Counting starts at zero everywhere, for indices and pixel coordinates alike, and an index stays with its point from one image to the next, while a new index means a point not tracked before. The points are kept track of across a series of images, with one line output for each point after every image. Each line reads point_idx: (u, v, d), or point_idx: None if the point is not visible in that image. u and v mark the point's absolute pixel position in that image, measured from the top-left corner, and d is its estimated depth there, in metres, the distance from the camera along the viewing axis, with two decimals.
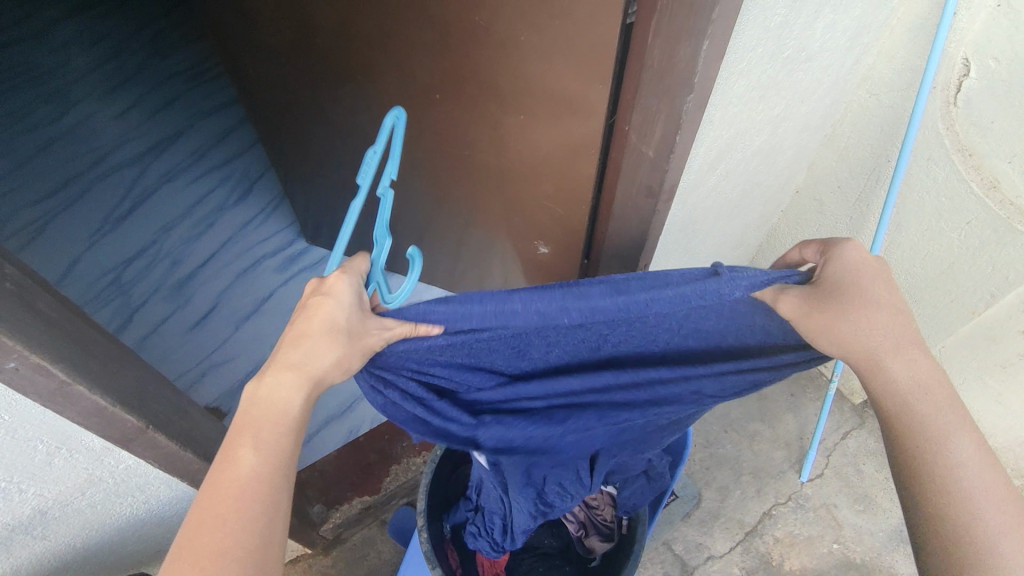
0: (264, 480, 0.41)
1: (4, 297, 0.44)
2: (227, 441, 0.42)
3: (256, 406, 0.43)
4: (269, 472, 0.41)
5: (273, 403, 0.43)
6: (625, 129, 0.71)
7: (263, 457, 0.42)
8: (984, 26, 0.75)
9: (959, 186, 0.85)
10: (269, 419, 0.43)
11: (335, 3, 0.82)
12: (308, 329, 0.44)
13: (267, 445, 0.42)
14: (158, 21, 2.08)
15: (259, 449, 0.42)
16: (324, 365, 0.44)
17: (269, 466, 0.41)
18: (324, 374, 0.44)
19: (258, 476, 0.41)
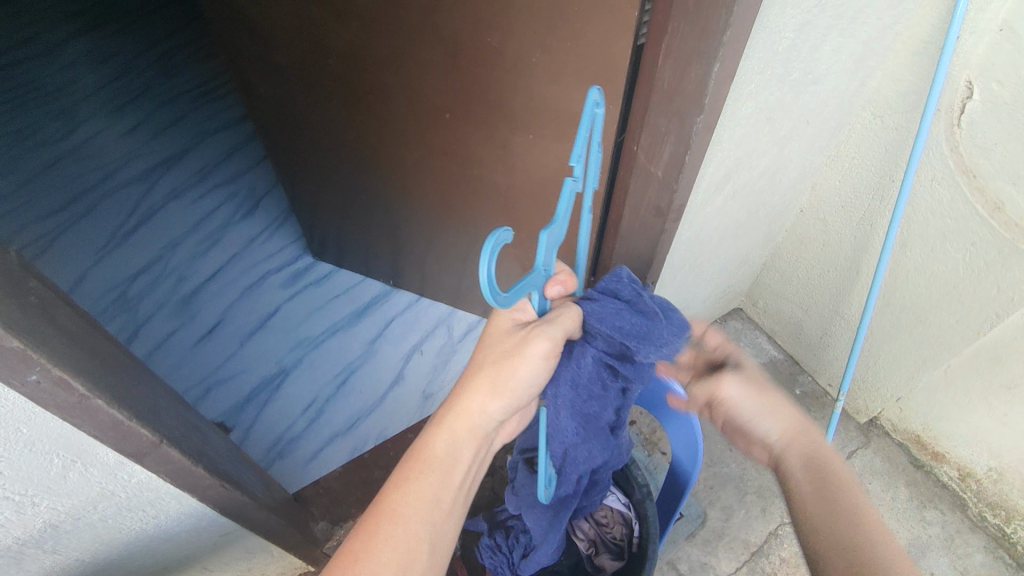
0: (403, 525, 0.50)
1: (27, 311, 0.44)
2: (387, 486, 0.53)
3: (411, 454, 0.55)
4: (407, 518, 0.51)
5: (421, 451, 0.54)
6: (634, 149, 0.73)
7: (405, 502, 0.51)
8: (988, 50, 0.76)
9: (964, 207, 0.86)
10: (420, 465, 0.53)
11: (348, 26, 0.83)
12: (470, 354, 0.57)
13: (419, 491, 0.52)
14: (167, 38, 2.10)
15: (404, 494, 0.52)
16: (468, 393, 0.55)
17: (408, 510, 0.51)
18: (464, 403, 0.55)
19: (398, 521, 0.50)
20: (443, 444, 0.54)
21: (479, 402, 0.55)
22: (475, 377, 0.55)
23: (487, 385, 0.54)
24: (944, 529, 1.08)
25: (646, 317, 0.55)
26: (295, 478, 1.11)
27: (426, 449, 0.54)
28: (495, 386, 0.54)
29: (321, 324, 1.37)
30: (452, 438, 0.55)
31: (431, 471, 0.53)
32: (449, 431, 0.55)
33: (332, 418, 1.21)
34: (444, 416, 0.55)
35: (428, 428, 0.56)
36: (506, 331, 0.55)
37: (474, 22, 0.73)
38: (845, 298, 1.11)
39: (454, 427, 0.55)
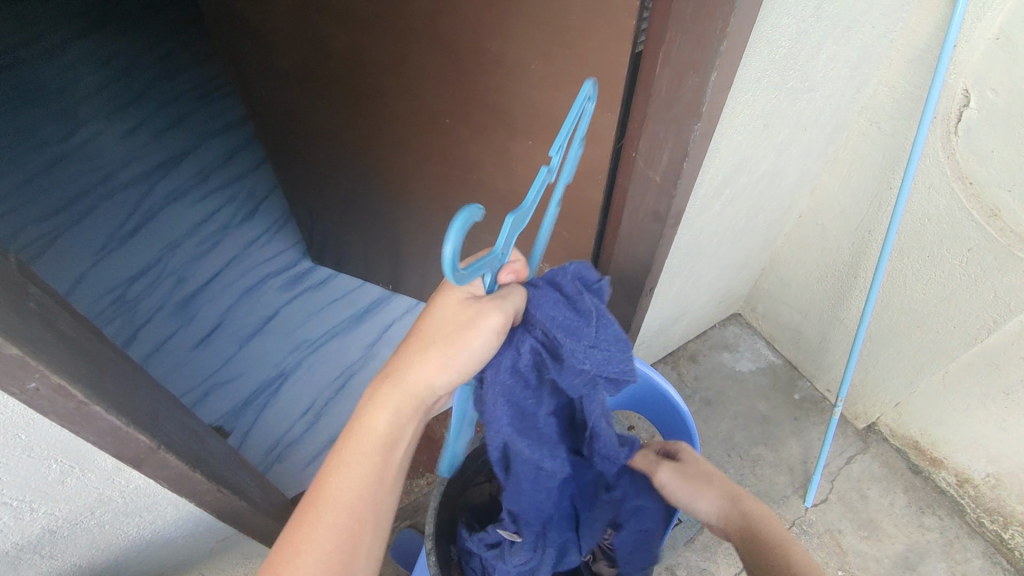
0: (344, 508, 0.50)
1: (26, 317, 0.44)
2: (326, 466, 0.52)
3: (351, 431, 0.53)
4: (348, 502, 0.51)
5: (363, 429, 0.53)
6: (632, 155, 0.73)
7: (346, 484, 0.51)
8: (983, 58, 0.76)
9: (960, 214, 0.86)
10: (361, 445, 0.52)
11: (349, 31, 0.83)
12: (419, 327, 0.54)
13: (357, 472, 0.52)
14: (167, 41, 2.11)
15: (345, 476, 0.51)
16: (415, 368, 0.53)
17: (350, 492, 0.51)
18: (410, 377, 0.53)
19: (339, 505, 0.50)
20: (386, 422, 0.53)
21: (428, 377, 0.53)
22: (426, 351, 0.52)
23: (437, 361, 0.52)
24: (943, 535, 1.08)
25: (580, 314, 0.55)
26: (292, 483, 1.11)
27: (368, 428, 0.53)
28: (447, 363, 0.52)
29: (320, 327, 1.37)
30: (395, 415, 0.53)
31: (371, 452, 0.52)
32: (392, 407, 0.53)
33: (330, 422, 1.21)
34: (389, 393, 0.53)
35: (367, 404, 0.53)
36: (458, 305, 0.52)
37: (472, 29, 0.74)
38: (843, 303, 1.11)
39: (399, 402, 0.53)
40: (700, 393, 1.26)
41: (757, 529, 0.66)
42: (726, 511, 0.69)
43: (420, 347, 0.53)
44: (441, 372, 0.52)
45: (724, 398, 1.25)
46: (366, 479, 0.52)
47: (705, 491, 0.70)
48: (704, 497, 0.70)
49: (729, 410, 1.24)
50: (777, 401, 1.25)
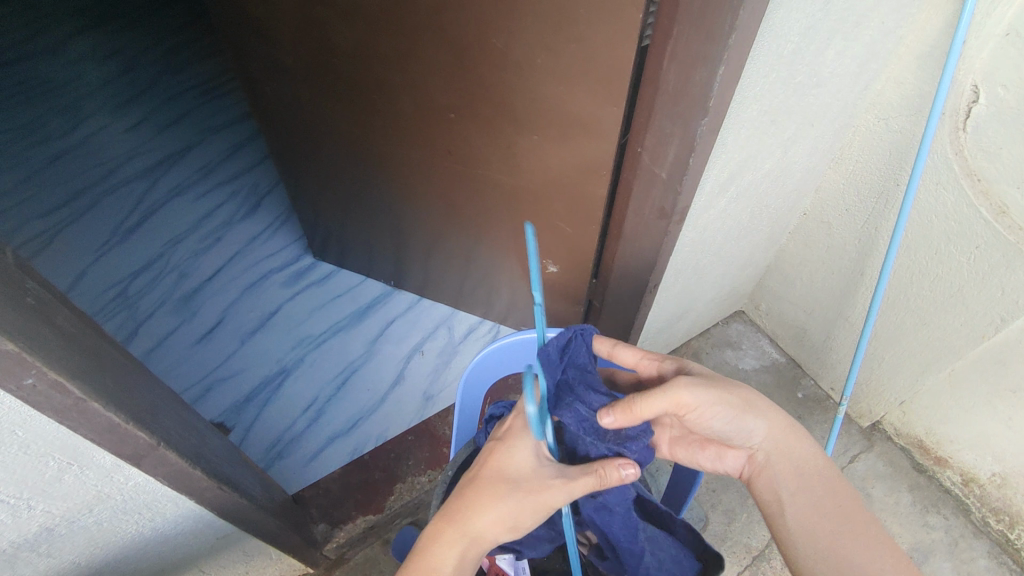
0: None
1: (25, 313, 0.44)
2: None
3: (415, 562, 0.53)
4: None
5: (426, 565, 0.53)
6: (638, 150, 0.72)
7: None
8: (992, 54, 0.76)
9: (968, 210, 0.85)
10: None
11: (352, 25, 0.82)
12: (486, 472, 0.57)
13: None
14: (171, 36, 2.10)
15: None
16: (484, 517, 0.54)
17: None
18: (478, 527, 0.54)
19: None
20: (450, 568, 0.53)
21: (494, 531, 0.54)
22: (503, 501, 0.54)
23: (511, 516, 0.54)
24: (947, 534, 1.08)
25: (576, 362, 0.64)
26: (293, 479, 1.11)
27: (433, 568, 0.53)
28: (516, 520, 0.54)
29: (322, 323, 1.36)
30: (458, 562, 0.54)
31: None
32: (457, 554, 0.54)
33: (332, 419, 1.20)
34: (455, 535, 0.54)
35: (435, 540, 0.54)
36: (528, 471, 0.56)
37: (476, 23, 0.73)
38: (848, 301, 1.10)
39: (463, 549, 0.54)
40: None
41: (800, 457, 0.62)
42: (770, 434, 0.63)
43: (495, 495, 0.55)
44: (506, 530, 0.55)
45: None
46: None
47: (748, 414, 0.61)
48: (745, 418, 0.62)
49: None
50: (781, 400, 1.24)
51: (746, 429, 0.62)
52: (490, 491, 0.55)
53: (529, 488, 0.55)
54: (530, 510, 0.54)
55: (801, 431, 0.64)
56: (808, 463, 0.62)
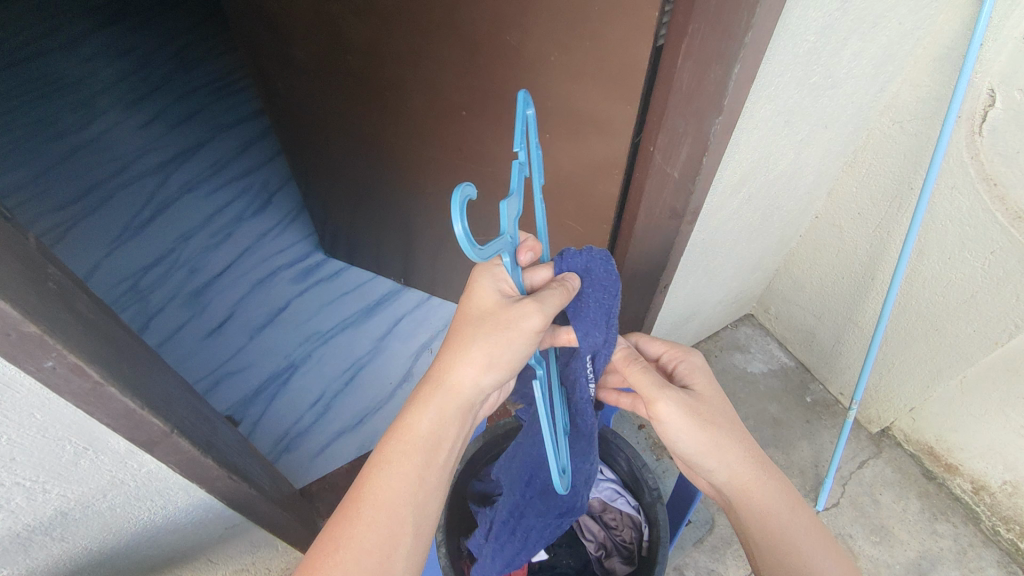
0: (385, 510, 0.51)
1: (45, 296, 0.44)
2: (364, 471, 0.53)
3: (392, 432, 0.54)
4: (389, 504, 0.51)
5: (404, 430, 0.54)
6: (649, 150, 0.72)
7: (386, 486, 0.52)
8: (1012, 58, 0.75)
9: (983, 215, 0.85)
10: (402, 444, 0.53)
11: (367, 20, 0.83)
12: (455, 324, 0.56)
13: (397, 473, 0.52)
14: (184, 34, 2.11)
15: (386, 477, 0.52)
16: (452, 367, 0.54)
17: (391, 495, 0.51)
18: (451, 378, 0.54)
19: (381, 507, 0.51)
20: (428, 425, 0.54)
21: (471, 378, 0.54)
22: (470, 349, 0.53)
23: (483, 357, 0.53)
24: (957, 542, 1.06)
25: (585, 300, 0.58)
26: (301, 472, 1.11)
27: (411, 428, 0.54)
28: (492, 358, 0.53)
29: (330, 320, 1.37)
30: (438, 417, 0.54)
31: (414, 449, 0.53)
32: (435, 410, 0.54)
33: (341, 414, 1.21)
34: (429, 395, 0.55)
35: (410, 408, 0.55)
36: (491, 307, 0.53)
37: (492, 20, 0.73)
38: (860, 306, 1.10)
39: (440, 404, 0.54)
40: None
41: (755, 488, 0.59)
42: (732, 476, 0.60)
43: (458, 346, 0.54)
44: (484, 371, 0.53)
45: (736, 400, 1.24)
46: (409, 478, 0.52)
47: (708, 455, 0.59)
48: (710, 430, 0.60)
49: (739, 412, 1.22)
50: (789, 404, 1.24)
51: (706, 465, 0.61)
52: (458, 339, 0.54)
53: (495, 319, 0.52)
54: (491, 339, 0.52)
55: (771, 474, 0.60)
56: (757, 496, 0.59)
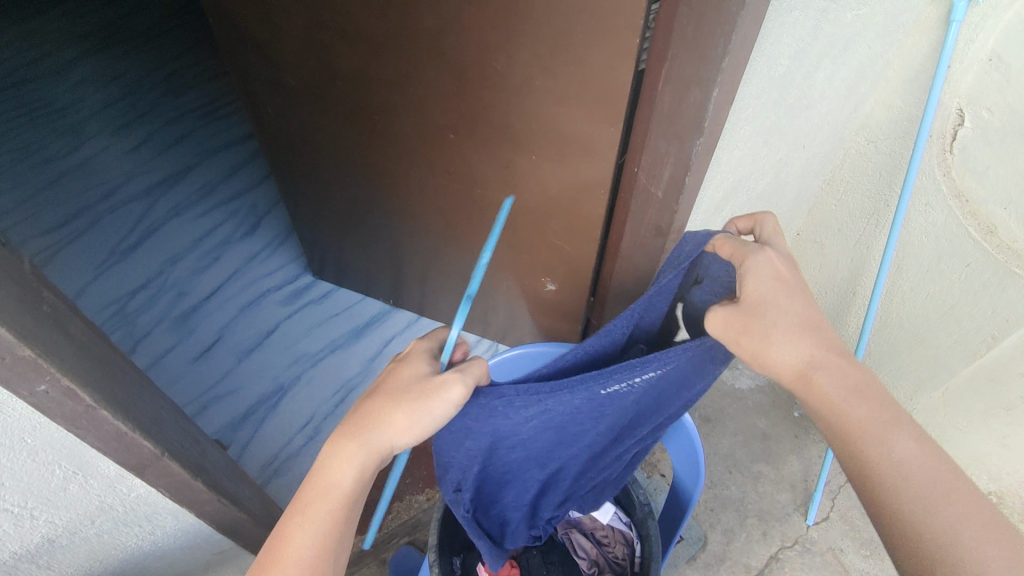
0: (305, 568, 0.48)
1: (38, 318, 0.45)
2: (287, 522, 0.50)
3: (316, 481, 0.50)
4: (309, 560, 0.49)
5: (327, 484, 0.49)
6: (635, 169, 0.75)
7: (307, 545, 0.49)
8: (976, 79, 0.79)
9: (958, 231, 0.87)
10: (325, 503, 0.49)
11: (357, 47, 0.85)
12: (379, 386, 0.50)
13: (318, 531, 0.49)
14: (172, 60, 2.13)
15: (306, 535, 0.49)
16: (381, 428, 0.48)
17: (311, 553, 0.49)
18: (376, 438, 0.48)
19: (300, 566, 0.48)
20: (350, 481, 0.49)
21: (392, 438, 0.49)
22: (392, 413, 0.48)
23: (405, 422, 0.48)
24: None
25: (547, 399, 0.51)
26: (290, 498, 1.10)
27: (331, 485, 0.49)
28: (412, 425, 0.48)
29: (320, 342, 1.36)
30: (361, 472, 0.49)
31: (337, 507, 0.49)
32: (358, 464, 0.49)
33: (330, 437, 1.20)
34: (354, 448, 0.49)
35: (333, 456, 0.49)
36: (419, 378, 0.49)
37: (477, 46, 0.75)
38: (842, 321, 1.12)
39: (365, 459, 0.49)
40: (701, 411, 1.26)
41: (828, 393, 0.49)
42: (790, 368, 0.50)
43: (386, 411, 0.49)
44: (409, 436, 0.48)
45: (725, 416, 1.25)
46: (329, 533, 0.49)
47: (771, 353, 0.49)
48: (771, 352, 0.49)
49: (730, 427, 1.23)
50: (778, 418, 1.25)
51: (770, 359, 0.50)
52: (382, 403, 0.49)
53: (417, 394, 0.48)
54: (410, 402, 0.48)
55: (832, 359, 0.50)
56: (874, 420, 0.48)
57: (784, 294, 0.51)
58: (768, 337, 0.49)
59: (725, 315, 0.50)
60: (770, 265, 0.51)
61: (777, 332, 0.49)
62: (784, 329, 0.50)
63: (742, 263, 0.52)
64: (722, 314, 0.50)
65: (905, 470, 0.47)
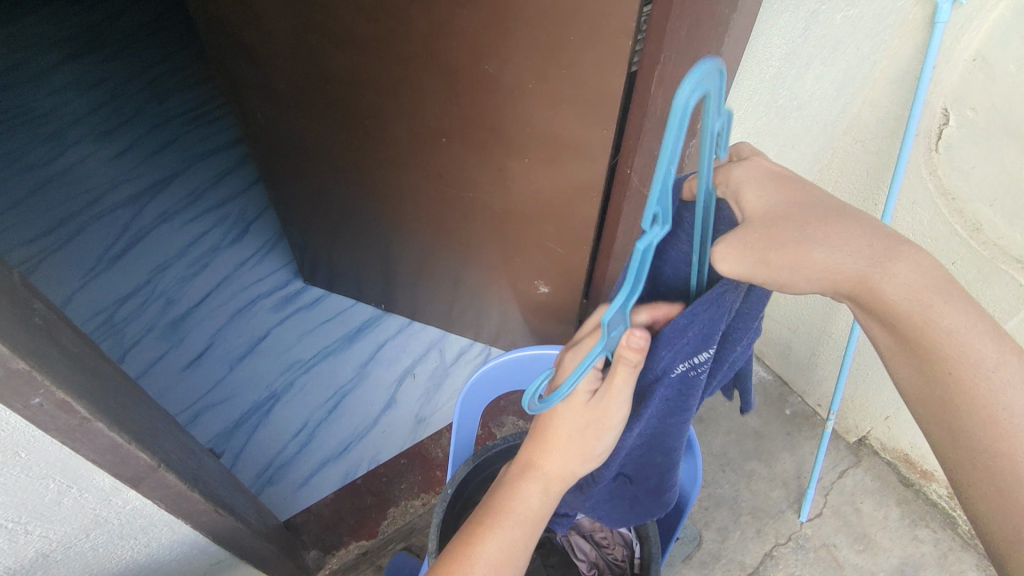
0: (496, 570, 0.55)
1: (31, 331, 0.44)
2: (477, 526, 0.56)
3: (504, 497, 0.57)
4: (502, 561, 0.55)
5: (516, 500, 0.57)
6: (627, 172, 0.78)
7: (496, 547, 0.55)
8: (961, 79, 0.80)
9: (944, 229, 0.89)
10: (513, 513, 0.56)
11: (347, 52, 0.84)
12: (555, 415, 0.56)
13: (505, 535, 0.56)
14: (156, 65, 2.10)
15: (498, 539, 0.55)
16: (555, 459, 0.56)
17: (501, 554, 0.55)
18: (551, 467, 0.57)
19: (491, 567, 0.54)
20: (536, 501, 0.57)
21: (569, 466, 0.56)
22: (563, 441, 0.56)
23: (575, 448, 0.55)
24: (936, 547, 1.08)
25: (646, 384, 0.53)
26: (285, 506, 1.10)
27: (519, 501, 0.57)
28: (584, 453, 0.56)
29: (311, 348, 1.35)
30: (545, 495, 0.57)
31: (524, 521, 0.56)
32: (542, 488, 0.57)
33: (324, 444, 1.20)
34: (535, 473, 0.57)
35: (522, 477, 0.58)
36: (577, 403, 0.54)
37: (470, 50, 0.75)
38: (831, 318, 1.12)
39: (546, 486, 0.57)
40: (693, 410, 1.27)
41: (900, 297, 0.42)
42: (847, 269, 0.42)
43: (560, 440, 0.56)
44: (585, 460, 0.56)
45: (718, 415, 1.25)
46: (516, 542, 0.56)
47: (812, 249, 0.42)
48: (815, 252, 0.42)
49: (722, 426, 1.24)
50: (769, 416, 1.26)
51: (818, 262, 0.42)
52: (558, 432, 0.56)
53: (581, 424, 0.54)
54: (586, 444, 0.55)
55: (902, 250, 0.42)
56: (968, 329, 0.42)
57: (781, 190, 0.46)
58: (803, 235, 0.43)
59: (740, 241, 0.44)
60: (759, 175, 0.48)
61: (813, 229, 0.43)
62: (822, 224, 0.43)
63: (730, 182, 0.49)
64: (735, 241, 0.44)
65: (998, 391, 0.43)
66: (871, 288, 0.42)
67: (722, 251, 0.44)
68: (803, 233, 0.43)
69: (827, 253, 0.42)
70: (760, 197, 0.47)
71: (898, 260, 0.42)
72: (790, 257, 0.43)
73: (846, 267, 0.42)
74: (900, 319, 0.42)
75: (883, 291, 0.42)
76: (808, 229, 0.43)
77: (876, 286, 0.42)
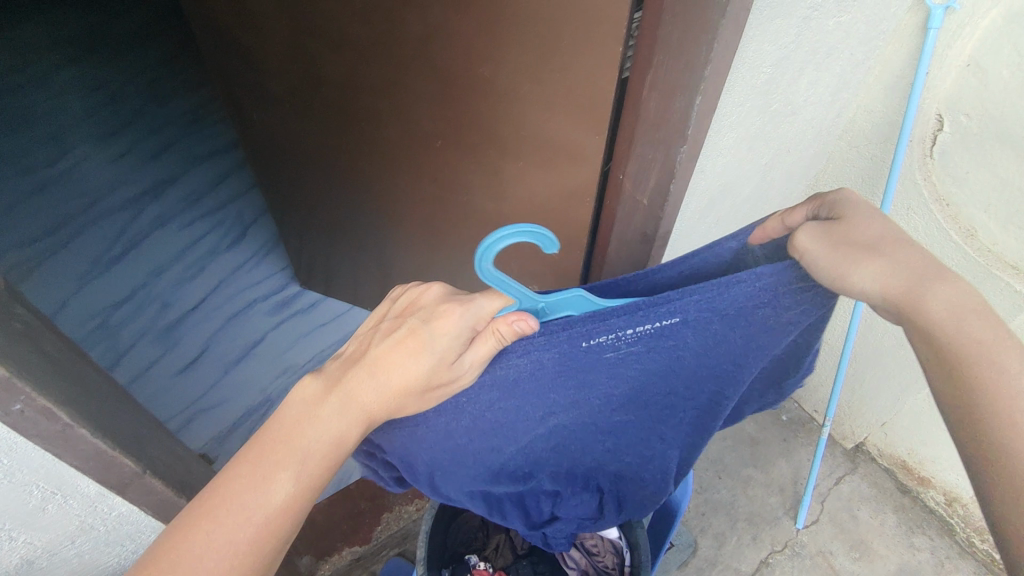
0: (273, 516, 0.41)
1: (14, 338, 0.44)
2: (264, 457, 0.41)
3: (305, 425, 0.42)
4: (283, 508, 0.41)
5: (319, 432, 0.42)
6: (619, 177, 0.74)
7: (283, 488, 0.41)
8: (955, 84, 0.80)
9: (939, 235, 0.88)
10: (311, 452, 0.42)
11: (342, 54, 0.85)
12: (400, 343, 0.44)
13: (292, 473, 0.41)
14: (157, 69, 2.11)
15: (285, 477, 0.41)
16: (379, 391, 0.43)
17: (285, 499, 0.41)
18: (370, 402, 0.43)
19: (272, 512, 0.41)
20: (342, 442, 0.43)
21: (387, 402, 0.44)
22: (391, 374, 0.43)
23: (400, 385, 0.43)
24: (933, 554, 1.07)
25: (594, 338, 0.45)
26: None
27: (324, 437, 0.42)
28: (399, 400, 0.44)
29: (307, 352, 1.35)
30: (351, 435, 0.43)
31: (320, 464, 0.42)
32: (353, 426, 0.43)
33: None
34: (349, 401, 0.43)
35: (333, 407, 0.43)
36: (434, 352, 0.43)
37: (464, 53, 0.75)
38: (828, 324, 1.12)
39: (361, 426, 0.43)
40: None
41: (941, 317, 0.35)
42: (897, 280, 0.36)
43: (398, 369, 0.43)
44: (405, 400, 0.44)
45: None
46: (303, 484, 0.42)
47: (877, 254, 0.37)
48: (865, 264, 0.36)
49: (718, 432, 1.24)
50: (766, 422, 1.25)
51: (875, 267, 0.36)
52: (399, 357, 0.43)
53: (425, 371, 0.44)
54: (411, 400, 0.45)
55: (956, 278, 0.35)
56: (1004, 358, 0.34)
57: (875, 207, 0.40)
58: (867, 244, 0.37)
59: (818, 231, 0.39)
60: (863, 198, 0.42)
61: (886, 239, 0.37)
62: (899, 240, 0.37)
63: (831, 200, 0.42)
64: (815, 230, 0.39)
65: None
66: (914, 308, 0.35)
67: (803, 236, 0.40)
68: (878, 241, 0.37)
69: (888, 262, 0.36)
70: (848, 209, 0.40)
71: (958, 283, 0.35)
72: (855, 255, 0.37)
73: (897, 278, 0.36)
74: (944, 343, 0.35)
75: (928, 306, 0.35)
76: (886, 239, 0.37)
77: (923, 302, 0.35)
